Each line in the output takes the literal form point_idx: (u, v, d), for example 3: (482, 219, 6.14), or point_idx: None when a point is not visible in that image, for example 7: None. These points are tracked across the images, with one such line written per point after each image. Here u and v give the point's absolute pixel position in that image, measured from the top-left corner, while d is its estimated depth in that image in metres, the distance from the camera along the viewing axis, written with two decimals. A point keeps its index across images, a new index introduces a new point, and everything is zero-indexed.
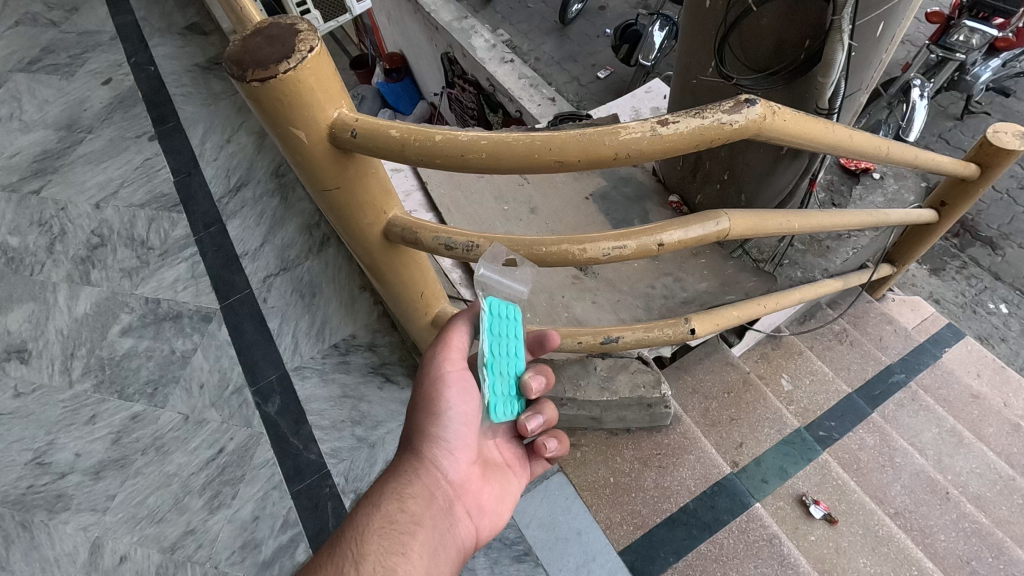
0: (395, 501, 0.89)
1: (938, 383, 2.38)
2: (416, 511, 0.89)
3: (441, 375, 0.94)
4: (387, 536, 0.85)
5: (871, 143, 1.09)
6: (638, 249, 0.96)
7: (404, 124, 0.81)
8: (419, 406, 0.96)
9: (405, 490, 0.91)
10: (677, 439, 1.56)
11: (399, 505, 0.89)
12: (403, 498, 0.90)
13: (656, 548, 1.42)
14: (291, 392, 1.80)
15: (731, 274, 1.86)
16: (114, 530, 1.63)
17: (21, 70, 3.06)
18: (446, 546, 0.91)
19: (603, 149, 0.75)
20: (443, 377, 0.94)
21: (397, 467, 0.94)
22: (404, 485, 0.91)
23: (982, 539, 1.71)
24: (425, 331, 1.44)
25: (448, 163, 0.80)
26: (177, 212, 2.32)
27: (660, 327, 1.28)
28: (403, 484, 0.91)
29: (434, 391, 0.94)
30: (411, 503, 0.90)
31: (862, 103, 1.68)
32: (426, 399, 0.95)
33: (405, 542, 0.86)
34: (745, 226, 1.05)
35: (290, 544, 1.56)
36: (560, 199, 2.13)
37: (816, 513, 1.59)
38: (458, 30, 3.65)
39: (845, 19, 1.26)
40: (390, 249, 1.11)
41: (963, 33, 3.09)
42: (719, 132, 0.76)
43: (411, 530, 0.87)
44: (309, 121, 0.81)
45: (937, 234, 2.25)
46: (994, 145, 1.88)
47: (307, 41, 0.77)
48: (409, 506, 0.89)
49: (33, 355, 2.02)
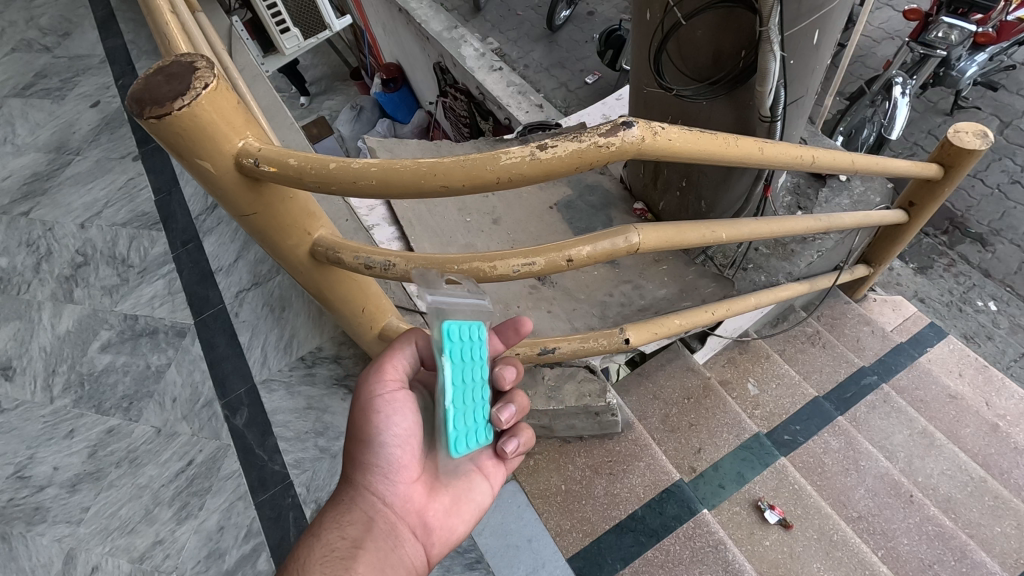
0: (335, 531, 0.95)
1: (915, 384, 2.38)
2: (353, 537, 0.94)
3: (370, 399, 0.98)
4: (330, 563, 0.90)
5: (787, 154, 1.12)
6: (547, 265, 0.98)
7: (304, 153, 0.85)
8: (353, 431, 1.00)
9: (344, 520, 0.96)
10: (629, 446, 1.58)
11: (340, 534, 0.95)
12: (343, 525, 0.96)
13: (603, 554, 1.44)
14: (258, 404, 1.84)
15: (691, 279, 1.88)
16: (87, 542, 1.69)
17: (16, 95, 3.17)
18: (393, 566, 0.94)
19: (485, 174, 0.78)
20: (369, 403, 0.98)
21: (339, 496, 1.01)
22: (344, 513, 0.97)
23: (945, 542, 1.70)
24: (373, 344, 1.48)
25: (344, 190, 0.84)
26: (157, 230, 2.39)
27: (596, 337, 1.30)
28: (345, 512, 0.97)
29: (366, 418, 0.98)
30: (349, 528, 0.95)
31: (808, 108, 1.70)
32: (358, 429, 0.99)
33: (347, 567, 0.90)
34: (661, 237, 1.06)
35: (252, 553, 1.60)
36: (525, 209, 2.16)
37: (771, 518, 1.59)
38: (447, 39, 3.72)
39: (774, 30, 1.28)
40: (322, 267, 1.16)
41: (942, 29, 3.06)
42: (596, 154, 0.79)
43: (352, 555, 0.92)
44: (214, 152, 0.85)
45: (911, 234, 2.24)
46: (955, 145, 1.87)
47: (203, 78, 0.81)
48: (349, 534, 0.94)
49: (18, 372, 2.10)
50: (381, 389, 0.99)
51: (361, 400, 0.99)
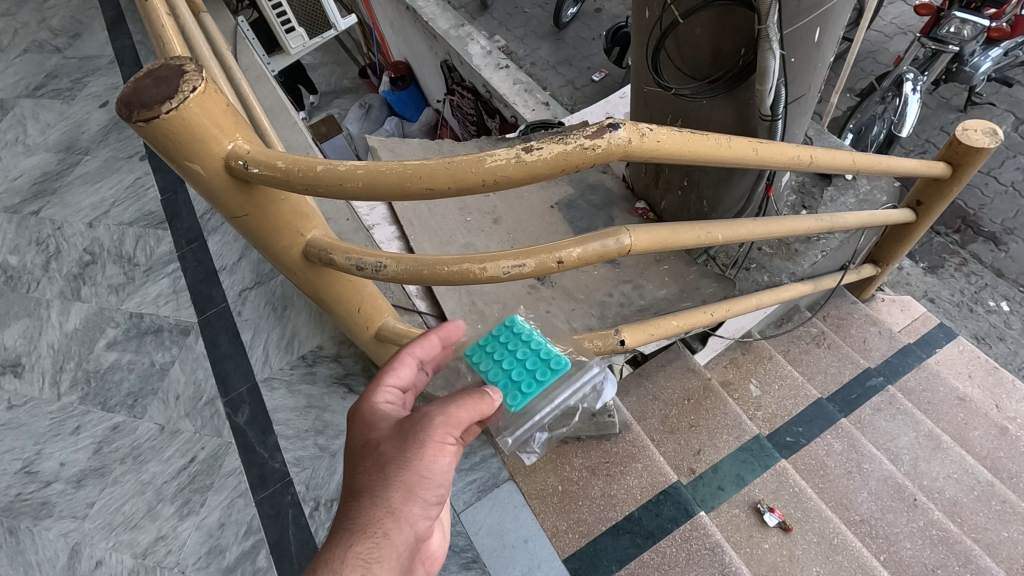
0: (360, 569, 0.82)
1: (922, 386, 2.34)
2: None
3: (441, 440, 0.90)
4: None
5: (783, 154, 1.10)
6: (537, 267, 0.98)
7: (292, 155, 0.85)
8: (402, 461, 0.88)
9: (373, 557, 0.83)
10: (626, 447, 1.58)
11: (364, 573, 0.82)
12: (370, 563, 0.83)
13: (599, 556, 1.43)
14: (259, 402, 1.86)
15: (692, 280, 1.86)
16: (92, 536, 1.72)
17: (27, 96, 3.22)
18: None
19: (469, 176, 0.78)
20: (434, 444, 0.89)
21: (364, 523, 0.85)
22: (372, 549, 0.84)
23: (949, 546, 1.67)
24: (370, 343, 1.49)
25: (332, 193, 0.84)
26: (163, 229, 2.42)
27: (590, 338, 1.29)
28: (373, 545, 0.84)
29: (426, 459, 0.88)
30: (379, 567, 0.83)
31: (810, 106, 1.68)
32: (416, 464, 0.88)
33: None
34: (654, 239, 1.05)
35: (252, 550, 1.61)
36: (525, 209, 2.16)
37: (771, 521, 1.57)
38: (454, 37, 3.73)
39: (773, 28, 1.27)
40: (315, 267, 1.17)
41: (954, 25, 2.99)
42: (581, 157, 0.78)
43: None
44: (203, 155, 0.86)
45: (919, 233, 2.21)
46: (963, 144, 1.84)
47: (190, 81, 0.82)
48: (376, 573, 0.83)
49: (27, 369, 2.14)
50: (456, 432, 0.92)
51: (436, 436, 0.89)
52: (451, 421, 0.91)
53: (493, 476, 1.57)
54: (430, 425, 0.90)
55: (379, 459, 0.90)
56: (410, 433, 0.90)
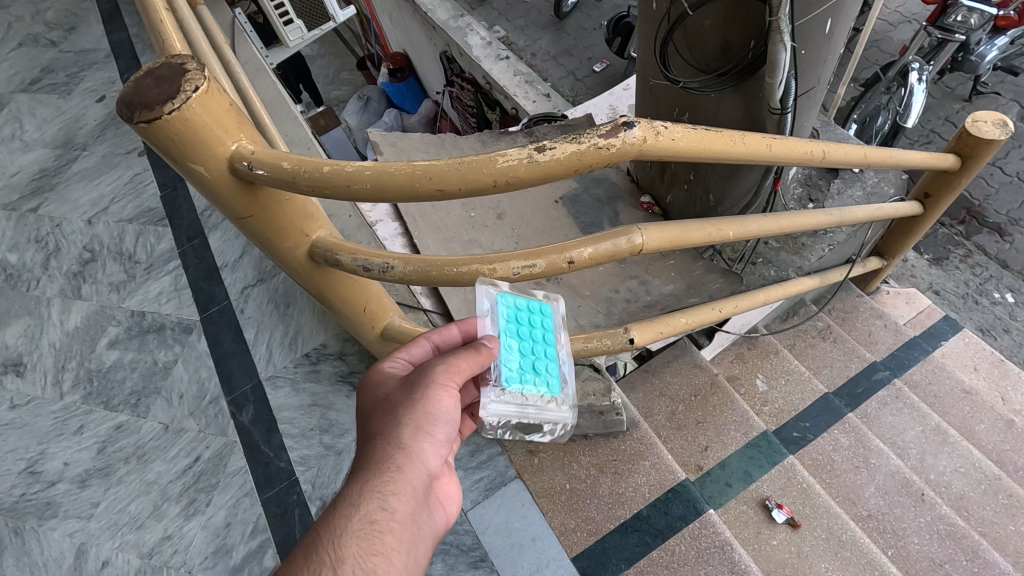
0: (376, 499, 0.81)
1: (929, 379, 2.33)
2: (399, 511, 0.81)
3: (445, 380, 0.87)
4: (369, 536, 0.78)
5: (796, 150, 1.08)
6: (547, 267, 0.96)
7: (298, 155, 0.83)
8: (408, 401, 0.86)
9: (386, 489, 0.82)
10: (634, 444, 1.57)
11: (378, 503, 0.81)
12: (385, 494, 0.81)
13: (608, 554, 1.43)
14: (264, 401, 1.84)
15: (698, 275, 1.85)
16: (98, 537, 1.71)
17: (23, 91, 3.18)
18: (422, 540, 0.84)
19: (481, 177, 0.76)
20: (437, 380, 0.86)
21: (378, 460, 0.84)
22: (384, 482, 0.82)
23: (957, 541, 1.66)
24: (376, 342, 1.48)
25: (338, 194, 0.82)
26: (163, 226, 2.39)
27: (600, 337, 1.28)
28: (387, 479, 0.82)
29: (432, 395, 0.86)
30: (395, 502, 0.81)
31: (821, 99, 1.66)
32: (422, 401, 0.86)
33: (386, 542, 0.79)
34: (665, 239, 1.03)
35: (259, 550, 1.61)
36: (530, 204, 2.14)
37: (779, 517, 1.56)
38: (453, 28, 3.69)
39: (784, 20, 1.24)
40: (319, 268, 1.15)
41: (961, 13, 2.95)
42: (596, 157, 0.76)
43: (392, 529, 0.80)
44: (206, 156, 0.84)
45: (926, 225, 2.19)
46: (973, 135, 1.82)
47: (193, 81, 0.79)
48: (392, 507, 0.81)
49: (28, 368, 2.12)
50: (458, 376, 0.87)
51: (438, 376, 0.86)
52: (450, 361, 0.87)
53: (500, 474, 1.58)
54: (432, 367, 0.88)
55: (388, 403, 0.89)
56: (417, 377, 0.88)
